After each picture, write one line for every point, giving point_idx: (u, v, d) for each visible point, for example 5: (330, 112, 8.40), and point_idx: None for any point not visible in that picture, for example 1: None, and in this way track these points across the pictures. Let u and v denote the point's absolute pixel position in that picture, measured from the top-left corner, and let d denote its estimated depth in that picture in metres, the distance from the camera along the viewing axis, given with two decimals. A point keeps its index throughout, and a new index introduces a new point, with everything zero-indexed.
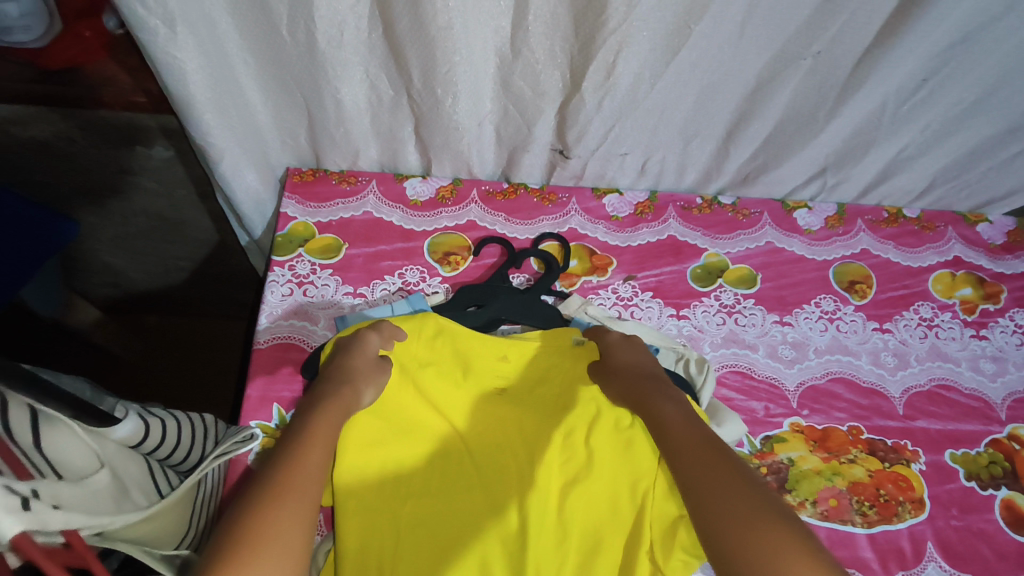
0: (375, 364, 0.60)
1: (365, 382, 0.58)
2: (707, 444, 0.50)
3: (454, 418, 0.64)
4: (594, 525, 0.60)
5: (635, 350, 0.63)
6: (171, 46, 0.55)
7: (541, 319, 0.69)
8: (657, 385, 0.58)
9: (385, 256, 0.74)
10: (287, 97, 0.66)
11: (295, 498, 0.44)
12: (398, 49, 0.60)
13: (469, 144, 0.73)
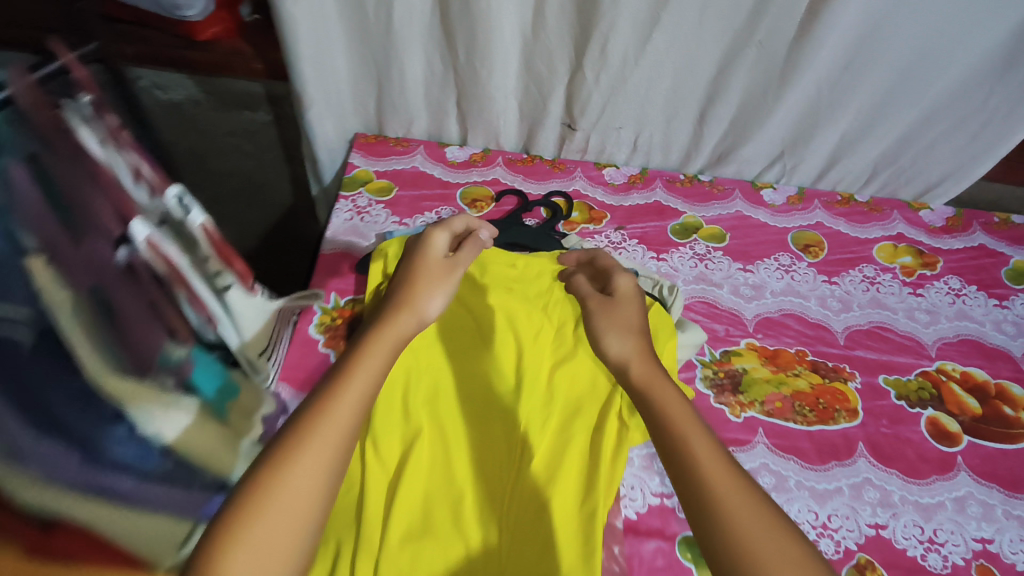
0: (440, 264, 0.62)
1: (425, 296, 0.57)
2: (743, 488, 0.44)
3: (473, 305, 0.81)
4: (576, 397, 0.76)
5: (629, 312, 0.59)
6: (293, 8, 0.79)
7: (543, 245, 0.87)
8: (657, 376, 0.52)
9: (426, 198, 0.93)
10: (364, 68, 0.89)
11: (318, 454, 0.41)
12: (449, 31, 0.83)
13: (498, 116, 0.94)
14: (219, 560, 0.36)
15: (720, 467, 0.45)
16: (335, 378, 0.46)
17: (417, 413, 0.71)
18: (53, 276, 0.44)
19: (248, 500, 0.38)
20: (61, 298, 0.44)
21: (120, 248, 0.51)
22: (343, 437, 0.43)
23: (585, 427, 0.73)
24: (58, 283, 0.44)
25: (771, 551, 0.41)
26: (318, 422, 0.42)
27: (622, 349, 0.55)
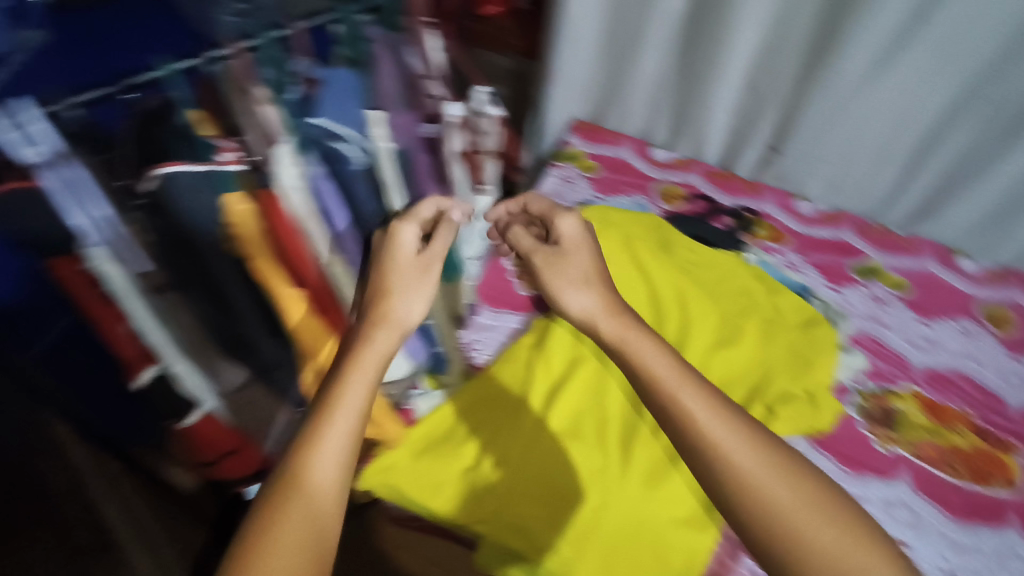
0: (411, 262, 0.60)
1: (400, 303, 0.58)
2: (756, 445, 0.47)
3: (653, 270, 0.88)
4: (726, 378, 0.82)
5: (580, 261, 0.61)
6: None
7: (724, 244, 0.95)
8: (624, 326, 0.55)
9: (626, 184, 1.04)
10: (608, 61, 1.03)
11: (335, 442, 0.48)
12: (694, 40, 0.94)
13: (710, 128, 1.03)
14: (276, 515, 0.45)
15: (718, 422, 0.48)
16: (340, 370, 0.52)
17: (585, 343, 0.81)
18: (384, 130, 0.61)
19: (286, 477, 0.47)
20: (384, 148, 0.62)
21: (428, 125, 0.68)
22: (352, 413, 0.50)
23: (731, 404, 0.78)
24: (384, 136, 0.61)
25: (771, 486, 0.45)
26: (341, 386, 0.51)
27: (581, 301, 0.58)
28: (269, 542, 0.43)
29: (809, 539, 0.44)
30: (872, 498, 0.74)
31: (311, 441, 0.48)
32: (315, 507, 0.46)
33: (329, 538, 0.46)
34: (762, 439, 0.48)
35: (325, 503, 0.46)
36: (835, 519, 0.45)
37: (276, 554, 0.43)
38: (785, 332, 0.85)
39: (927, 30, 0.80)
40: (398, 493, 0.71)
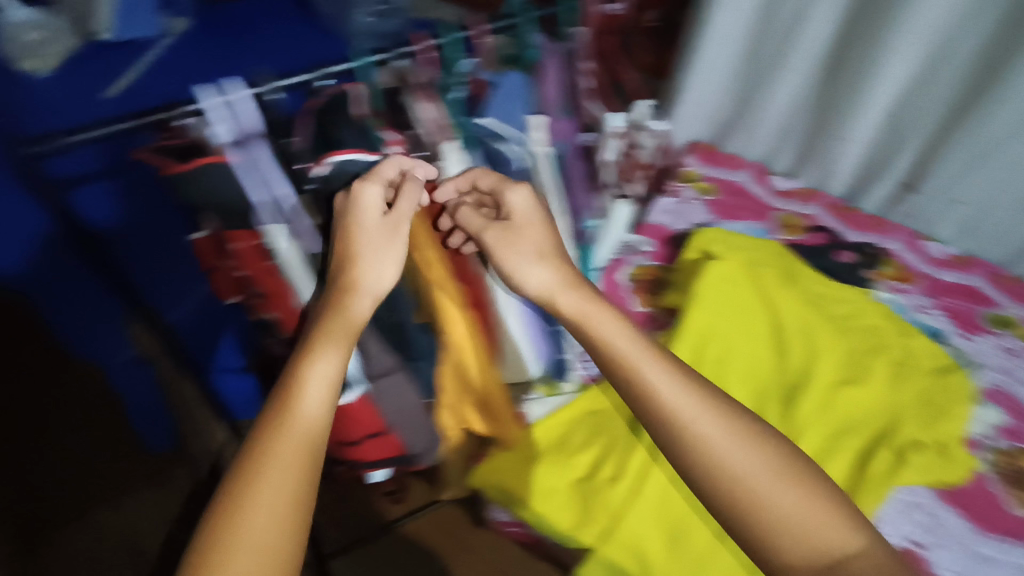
0: (378, 224, 0.52)
1: (368, 270, 0.52)
2: (720, 414, 0.47)
3: (776, 299, 0.87)
4: (849, 418, 0.79)
5: (535, 238, 0.56)
6: (720, 16, 0.92)
7: (848, 281, 0.92)
8: (590, 306, 0.53)
9: (744, 210, 1.02)
10: (740, 80, 1.01)
11: (302, 415, 0.45)
12: (836, 67, 0.91)
13: (839, 158, 1.01)
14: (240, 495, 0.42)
15: (684, 396, 0.48)
16: (308, 345, 0.49)
17: (704, 365, 0.80)
18: (541, 134, 0.62)
19: (253, 456, 0.43)
20: (540, 151, 0.62)
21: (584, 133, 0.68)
22: (322, 386, 0.47)
23: (850, 447, 0.76)
24: (541, 141, 0.62)
25: (738, 458, 0.45)
26: (326, 327, 0.50)
27: (539, 275, 0.55)
28: (255, 484, 0.42)
29: (782, 511, 0.44)
30: (1005, 564, 0.70)
31: (279, 416, 0.45)
32: (298, 445, 0.44)
33: (312, 474, 0.44)
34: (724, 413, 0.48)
35: (307, 436, 0.45)
36: (808, 491, 0.45)
37: (240, 534, 0.40)
38: (915, 377, 0.81)
39: None
40: (509, 497, 0.73)
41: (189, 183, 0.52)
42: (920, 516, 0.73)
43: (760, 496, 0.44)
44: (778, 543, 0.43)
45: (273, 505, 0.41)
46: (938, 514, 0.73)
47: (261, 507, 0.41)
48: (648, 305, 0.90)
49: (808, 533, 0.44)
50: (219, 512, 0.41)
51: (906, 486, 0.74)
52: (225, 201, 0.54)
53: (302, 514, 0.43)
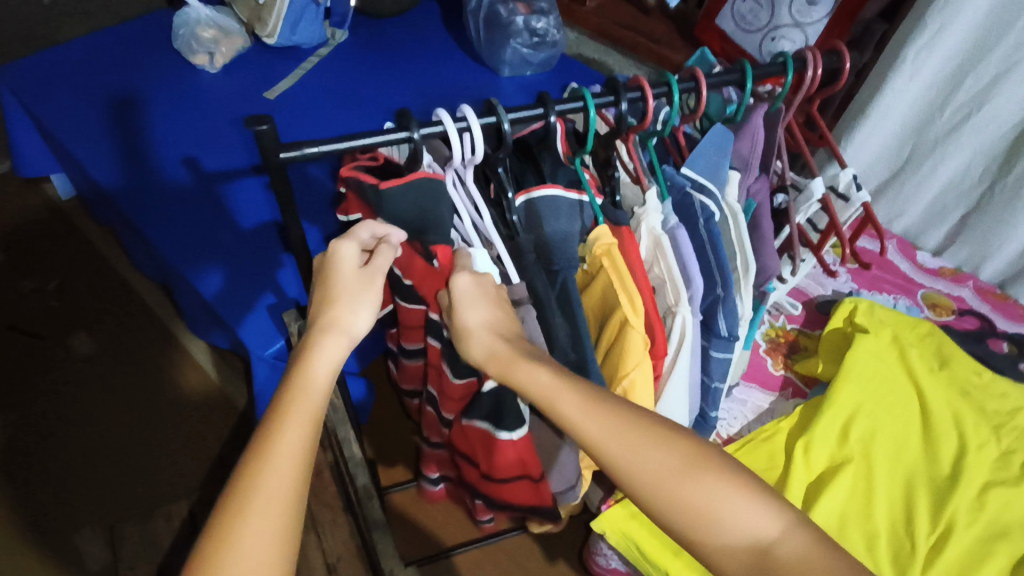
0: (356, 278, 0.49)
1: (346, 309, 0.48)
2: (638, 427, 0.43)
3: (928, 383, 0.81)
4: (1006, 523, 0.73)
5: (467, 318, 0.51)
6: (893, 90, 0.88)
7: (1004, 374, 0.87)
8: (513, 362, 0.48)
9: (888, 282, 0.98)
10: (898, 152, 0.98)
11: (294, 432, 0.42)
12: (1017, 149, 0.87)
13: (998, 243, 0.96)
14: (230, 525, 0.38)
15: (601, 418, 0.44)
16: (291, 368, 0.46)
17: (847, 442, 0.76)
18: (734, 192, 0.62)
19: (241, 478, 0.40)
20: (732, 207, 0.61)
21: (778, 194, 0.69)
22: (314, 404, 0.44)
23: (1007, 555, 0.70)
24: (734, 198, 0.62)
25: (649, 465, 0.42)
26: (310, 346, 0.46)
27: (491, 346, 0.50)
28: (236, 529, 0.38)
29: (708, 507, 0.40)
30: None
31: (269, 435, 0.42)
32: (282, 482, 0.40)
33: (299, 507, 0.41)
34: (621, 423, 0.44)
35: (293, 467, 0.41)
36: (729, 480, 0.41)
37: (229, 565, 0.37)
38: None
39: None
40: (635, 548, 0.72)
41: (394, 197, 0.52)
42: None
43: (681, 501, 0.41)
44: (708, 542, 0.40)
45: (259, 547, 0.38)
46: None
47: (249, 542, 0.38)
48: (782, 368, 0.87)
49: (733, 519, 0.40)
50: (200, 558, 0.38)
51: None
52: (423, 213, 0.53)
53: (289, 555, 0.40)
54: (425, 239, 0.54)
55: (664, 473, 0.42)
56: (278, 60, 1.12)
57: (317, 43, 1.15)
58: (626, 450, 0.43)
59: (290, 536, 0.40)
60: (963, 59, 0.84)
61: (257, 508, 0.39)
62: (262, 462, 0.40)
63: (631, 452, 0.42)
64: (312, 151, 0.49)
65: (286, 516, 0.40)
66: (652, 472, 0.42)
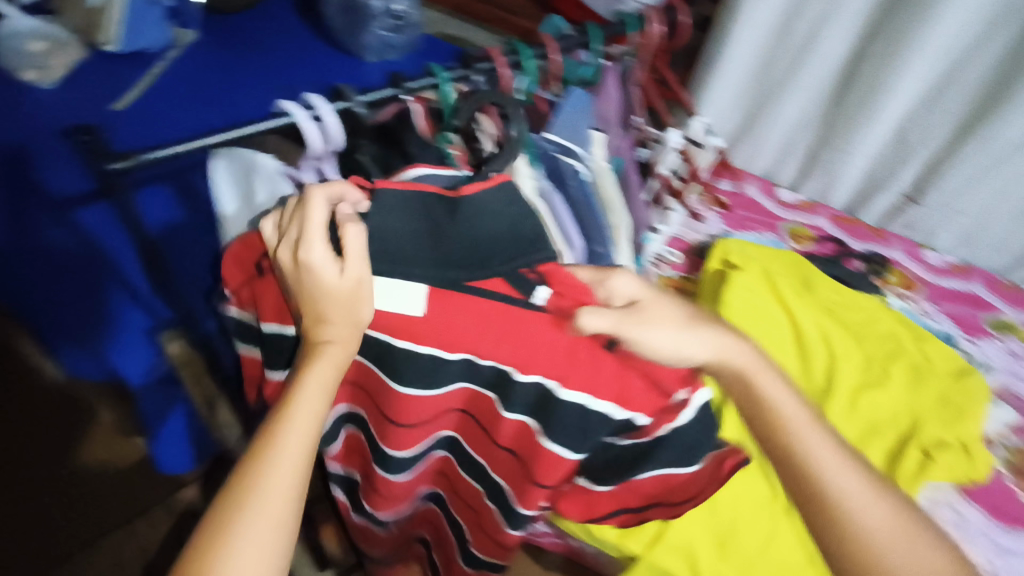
0: (339, 290, 0.42)
1: (338, 321, 0.43)
2: (877, 496, 0.49)
3: (814, 305, 0.90)
4: (875, 420, 0.81)
5: (663, 310, 0.48)
6: (738, 37, 0.95)
7: (862, 287, 0.96)
8: (766, 383, 0.51)
9: (755, 221, 1.06)
10: (751, 98, 1.05)
11: (292, 443, 0.43)
12: (848, 83, 0.96)
13: (846, 172, 1.05)
14: (223, 530, 0.40)
15: (851, 479, 0.49)
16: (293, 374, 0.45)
17: None
18: (602, 151, 0.65)
19: (237, 485, 0.41)
20: (602, 168, 0.64)
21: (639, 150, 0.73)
22: (314, 411, 0.44)
23: (877, 447, 0.79)
24: (603, 159, 0.65)
25: (879, 534, 0.48)
26: (312, 359, 0.44)
27: (695, 344, 0.49)
28: (229, 537, 0.40)
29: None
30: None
31: (266, 443, 0.42)
32: (271, 499, 0.41)
33: (295, 511, 0.43)
34: (889, 493, 0.50)
35: (289, 475, 0.42)
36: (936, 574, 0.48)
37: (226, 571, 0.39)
38: (934, 378, 0.85)
39: None
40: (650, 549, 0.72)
41: (476, 207, 0.46)
42: (947, 512, 0.76)
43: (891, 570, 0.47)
44: None
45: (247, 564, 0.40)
46: (963, 509, 0.77)
47: (243, 549, 0.40)
48: None
49: None
50: (188, 564, 0.40)
51: (931, 488, 0.77)
52: (509, 233, 0.46)
53: (275, 567, 0.41)
54: (520, 260, 0.46)
55: (886, 544, 0.48)
56: (123, 67, 1.04)
57: (165, 46, 1.07)
58: (863, 514, 0.48)
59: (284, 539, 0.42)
60: (795, 6, 0.91)
61: (248, 517, 0.40)
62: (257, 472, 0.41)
63: (863, 518, 0.48)
64: (155, 153, 0.45)
65: (280, 523, 0.42)
66: (874, 538, 0.48)
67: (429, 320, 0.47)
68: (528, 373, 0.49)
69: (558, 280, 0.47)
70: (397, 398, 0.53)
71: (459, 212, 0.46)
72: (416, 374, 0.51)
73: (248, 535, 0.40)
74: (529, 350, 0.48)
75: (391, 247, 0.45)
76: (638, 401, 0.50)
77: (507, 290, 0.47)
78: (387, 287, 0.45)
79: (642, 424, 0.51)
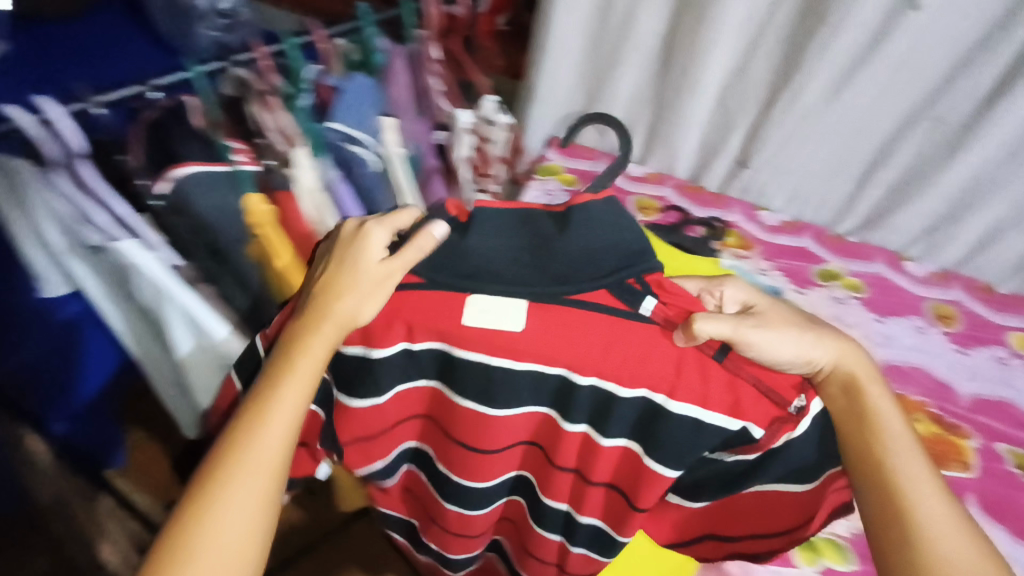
0: (376, 273, 0.48)
1: (352, 301, 0.47)
2: (962, 533, 0.50)
3: None
4: None
5: (781, 321, 0.51)
6: (559, 17, 0.96)
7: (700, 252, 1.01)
8: (877, 400, 0.53)
9: (603, 197, 1.10)
10: (586, 78, 1.08)
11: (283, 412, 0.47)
12: (668, 56, 0.99)
13: (681, 143, 1.09)
14: (218, 484, 0.45)
15: (938, 507, 0.50)
16: (287, 350, 0.48)
17: None
18: (396, 134, 0.62)
19: (230, 445, 0.46)
20: (397, 152, 0.63)
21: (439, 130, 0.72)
22: (304, 384, 0.48)
23: None
24: (397, 142, 0.63)
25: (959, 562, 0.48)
26: (309, 336, 0.48)
27: (796, 348, 0.51)
28: (223, 490, 0.45)
29: None
30: None
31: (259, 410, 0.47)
32: (268, 453, 0.47)
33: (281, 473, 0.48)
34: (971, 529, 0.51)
35: (278, 441, 0.47)
36: None
37: (223, 519, 0.45)
38: None
39: (881, 47, 0.85)
40: None
41: (581, 218, 0.50)
42: None
43: None
44: None
45: (242, 511, 0.45)
46: None
47: (235, 504, 0.45)
48: None
49: None
50: (186, 510, 0.45)
51: None
52: (604, 254, 0.48)
53: (267, 520, 0.47)
54: (640, 270, 0.48)
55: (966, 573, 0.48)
56: None
57: None
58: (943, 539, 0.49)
59: (272, 497, 0.47)
60: None
61: (239, 476, 0.46)
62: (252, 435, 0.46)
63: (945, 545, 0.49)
64: None
65: (267, 484, 0.47)
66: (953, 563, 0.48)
67: (527, 335, 0.48)
68: (634, 387, 0.48)
69: (663, 291, 0.48)
70: (464, 416, 0.55)
71: (567, 228, 0.50)
72: (507, 389, 0.52)
73: (239, 492, 0.45)
74: (627, 365, 0.48)
75: (495, 268, 0.49)
76: (751, 409, 0.47)
77: (614, 302, 0.48)
78: (490, 305, 0.48)
79: (757, 437, 0.48)
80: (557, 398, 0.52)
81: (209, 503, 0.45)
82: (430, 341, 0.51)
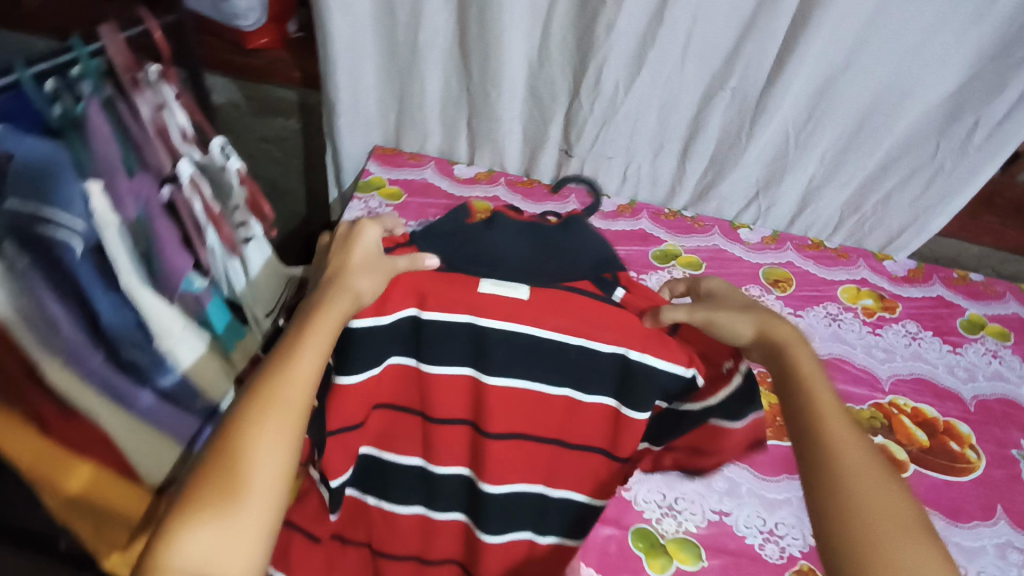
0: (365, 263, 0.52)
1: (357, 277, 0.51)
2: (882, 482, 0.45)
3: None
4: None
5: (726, 304, 0.54)
6: (336, 21, 0.87)
7: None
8: (805, 356, 0.51)
9: (431, 206, 1.04)
10: (390, 82, 1.00)
11: (303, 369, 0.46)
12: (465, 49, 0.92)
13: (503, 137, 1.03)
14: (246, 438, 0.43)
15: (861, 453, 0.46)
16: (301, 320, 0.49)
17: None
18: (105, 201, 0.53)
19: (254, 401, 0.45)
20: (111, 220, 0.54)
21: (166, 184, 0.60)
22: (321, 345, 0.48)
23: None
24: (108, 207, 0.54)
25: (877, 508, 0.43)
26: (321, 307, 0.49)
27: (751, 322, 0.53)
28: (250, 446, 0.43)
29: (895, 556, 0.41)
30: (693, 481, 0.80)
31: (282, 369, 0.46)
32: (291, 412, 0.45)
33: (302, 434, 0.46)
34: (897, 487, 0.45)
35: (302, 397, 0.46)
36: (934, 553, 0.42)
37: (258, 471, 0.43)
38: None
39: (667, 23, 0.82)
40: None
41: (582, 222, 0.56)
42: None
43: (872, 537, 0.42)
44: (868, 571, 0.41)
45: (271, 469, 0.43)
46: None
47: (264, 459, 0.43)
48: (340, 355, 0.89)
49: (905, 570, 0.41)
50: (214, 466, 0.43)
51: None
52: (594, 246, 0.55)
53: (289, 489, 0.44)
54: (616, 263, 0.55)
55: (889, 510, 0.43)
56: None
57: None
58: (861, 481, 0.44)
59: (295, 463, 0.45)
60: None
61: (268, 429, 0.44)
62: (277, 388, 0.45)
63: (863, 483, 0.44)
64: None
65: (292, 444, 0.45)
66: (871, 500, 0.44)
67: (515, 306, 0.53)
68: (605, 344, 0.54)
69: (634, 287, 0.56)
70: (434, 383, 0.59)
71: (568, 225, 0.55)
72: (457, 349, 0.56)
73: (268, 447, 0.43)
74: (607, 329, 0.53)
75: (501, 263, 0.55)
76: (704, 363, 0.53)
77: (590, 287, 0.55)
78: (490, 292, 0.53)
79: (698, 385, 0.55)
80: (525, 365, 0.56)
81: (238, 455, 0.43)
82: (437, 312, 0.54)
